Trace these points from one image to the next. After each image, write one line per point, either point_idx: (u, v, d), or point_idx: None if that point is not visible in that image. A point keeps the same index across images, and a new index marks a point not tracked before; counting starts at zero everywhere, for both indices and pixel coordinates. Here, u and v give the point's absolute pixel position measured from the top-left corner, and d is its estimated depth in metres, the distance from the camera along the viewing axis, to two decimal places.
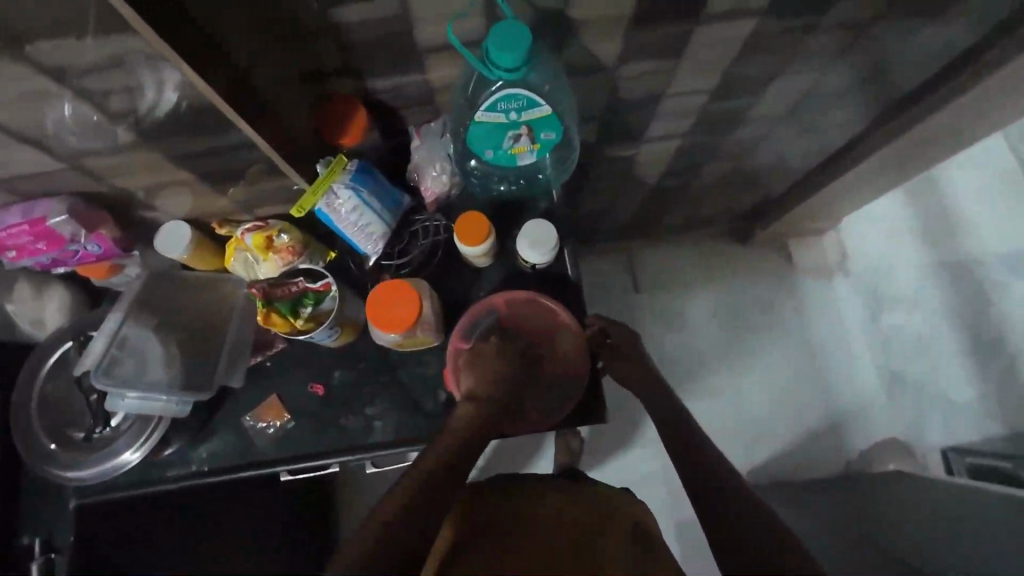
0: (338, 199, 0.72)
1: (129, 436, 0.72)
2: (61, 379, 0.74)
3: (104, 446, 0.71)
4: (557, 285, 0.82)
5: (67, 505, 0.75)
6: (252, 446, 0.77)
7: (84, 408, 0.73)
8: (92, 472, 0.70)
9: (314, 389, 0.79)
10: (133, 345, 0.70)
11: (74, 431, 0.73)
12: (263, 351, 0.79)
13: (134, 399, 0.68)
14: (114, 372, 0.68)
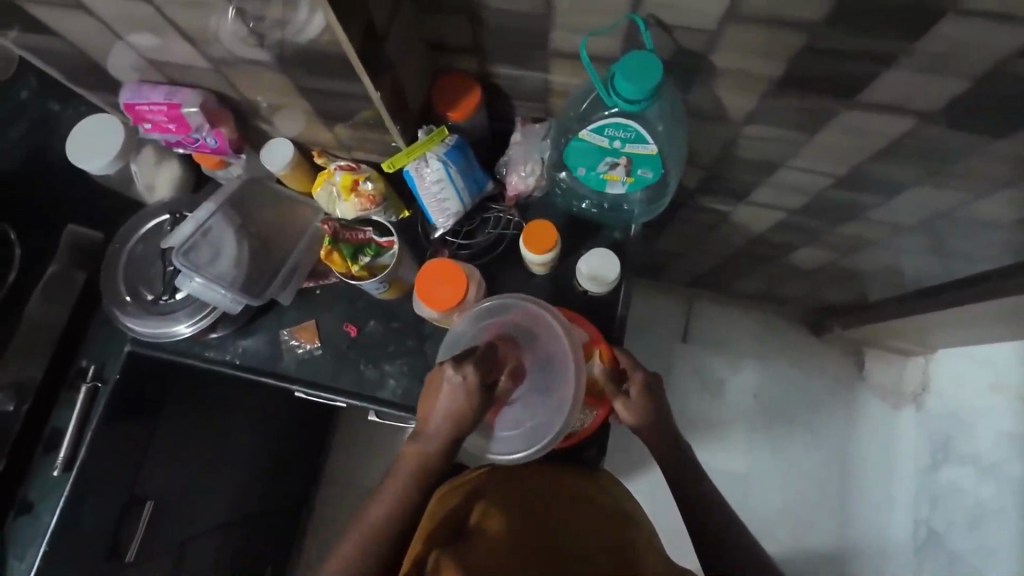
0: (427, 167, 0.75)
1: (187, 311, 0.81)
2: (149, 243, 0.84)
3: (164, 313, 0.81)
4: (602, 316, 0.81)
5: (121, 348, 0.87)
6: (279, 358, 0.84)
7: (160, 274, 0.83)
8: (147, 330, 0.81)
9: (347, 328, 0.84)
10: (213, 238, 0.78)
11: (144, 290, 0.82)
12: (317, 279, 0.85)
13: (199, 284, 0.76)
14: (191, 255, 0.75)
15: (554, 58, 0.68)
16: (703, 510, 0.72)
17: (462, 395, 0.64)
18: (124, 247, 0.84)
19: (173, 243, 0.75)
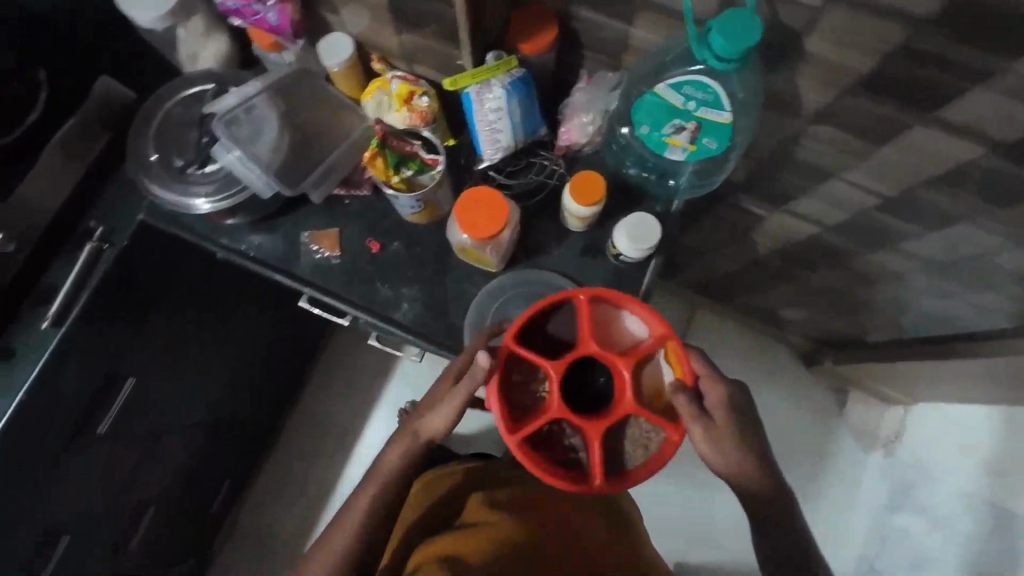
0: (489, 93, 0.72)
1: (215, 187, 0.78)
2: (187, 111, 0.81)
3: (191, 184, 0.78)
4: (627, 285, 0.80)
5: (134, 216, 0.84)
6: (296, 259, 0.82)
7: (192, 141, 0.80)
8: (165, 197, 0.78)
9: (370, 244, 0.82)
10: (256, 117, 0.74)
11: (174, 157, 0.79)
12: (348, 189, 0.82)
13: (235, 159, 0.73)
14: (232, 128, 0.72)
15: (642, 4, 0.65)
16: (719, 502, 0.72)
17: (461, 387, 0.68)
18: (161, 107, 0.80)
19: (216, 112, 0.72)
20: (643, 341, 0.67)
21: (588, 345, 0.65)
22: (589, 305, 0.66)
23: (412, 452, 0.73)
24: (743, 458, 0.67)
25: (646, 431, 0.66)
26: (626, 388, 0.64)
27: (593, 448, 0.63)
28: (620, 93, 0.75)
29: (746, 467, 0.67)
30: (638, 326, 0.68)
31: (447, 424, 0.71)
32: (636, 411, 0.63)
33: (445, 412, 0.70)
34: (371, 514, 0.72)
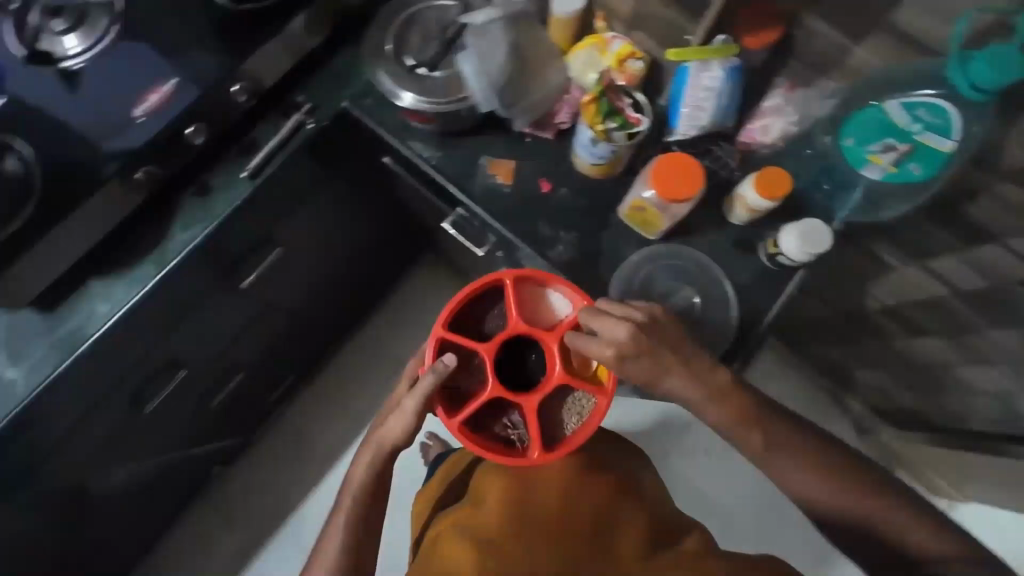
0: (707, 72, 0.77)
1: (435, 89, 0.81)
2: (427, 17, 0.85)
3: (412, 80, 0.82)
4: (770, 285, 0.83)
5: (338, 102, 0.91)
6: (471, 178, 0.89)
7: (426, 39, 0.84)
8: (381, 79, 0.82)
9: (541, 182, 0.88)
10: (496, 35, 0.79)
11: (406, 53, 0.83)
12: (536, 130, 0.89)
13: (469, 67, 0.78)
14: (476, 40, 0.78)
15: (885, 26, 0.70)
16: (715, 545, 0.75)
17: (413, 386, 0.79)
18: (410, 7, 0.85)
19: (468, 23, 0.80)
20: (567, 314, 0.81)
21: (516, 324, 0.79)
22: (514, 290, 0.80)
23: (383, 441, 0.82)
24: (693, 368, 0.74)
25: (580, 398, 0.82)
26: (555, 360, 0.78)
27: (530, 421, 0.79)
28: (834, 101, 0.79)
29: (701, 392, 0.74)
30: (564, 299, 0.81)
31: (404, 435, 0.80)
32: (565, 379, 0.78)
33: (397, 420, 0.80)
34: (358, 509, 0.84)
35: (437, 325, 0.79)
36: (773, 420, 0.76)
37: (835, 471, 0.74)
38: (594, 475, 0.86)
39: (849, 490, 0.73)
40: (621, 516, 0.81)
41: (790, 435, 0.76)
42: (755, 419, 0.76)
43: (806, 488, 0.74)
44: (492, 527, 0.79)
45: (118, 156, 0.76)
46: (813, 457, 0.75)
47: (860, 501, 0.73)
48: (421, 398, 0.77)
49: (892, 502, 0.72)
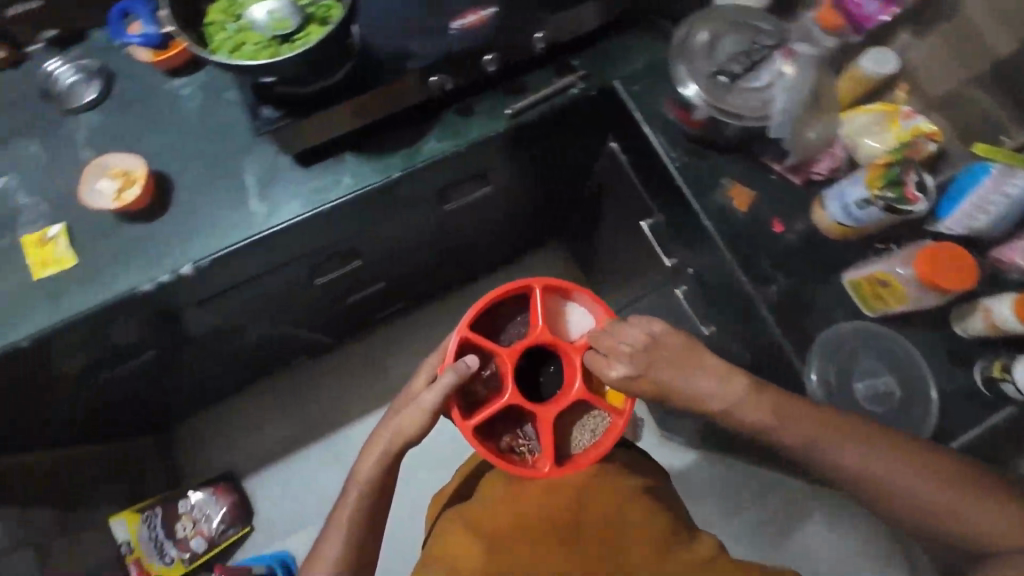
0: (1011, 181, 0.76)
1: (730, 99, 0.86)
2: (736, 29, 0.89)
3: (711, 84, 0.87)
4: (976, 408, 0.79)
5: (608, 78, 0.95)
6: (708, 191, 0.90)
7: (734, 52, 0.87)
8: (678, 70, 0.87)
9: (774, 221, 0.88)
10: (803, 78, 0.86)
11: (710, 58, 0.88)
12: (787, 171, 0.89)
13: (776, 100, 0.85)
14: (788, 77, 0.86)
15: None
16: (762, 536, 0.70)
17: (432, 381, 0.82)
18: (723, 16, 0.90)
19: (784, 60, 0.87)
20: (586, 330, 0.89)
21: (542, 333, 0.87)
22: (541, 300, 0.88)
23: (400, 431, 0.82)
24: (718, 371, 0.73)
25: (593, 418, 0.87)
26: (576, 375, 0.85)
27: (544, 431, 0.83)
28: None
29: (720, 395, 0.72)
30: (584, 318, 0.90)
31: (417, 432, 0.82)
32: (584, 395, 0.84)
33: (414, 411, 0.82)
34: (364, 499, 0.83)
35: (462, 325, 0.86)
36: (835, 420, 0.69)
37: (913, 458, 0.66)
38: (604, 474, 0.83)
39: (936, 483, 0.65)
40: (627, 517, 0.77)
41: (858, 428, 0.69)
42: (814, 420, 0.69)
43: (891, 481, 0.66)
44: (501, 526, 0.78)
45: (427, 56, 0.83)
46: (890, 448, 0.67)
47: (952, 493, 0.64)
48: (440, 394, 0.80)
49: (980, 491, 0.64)
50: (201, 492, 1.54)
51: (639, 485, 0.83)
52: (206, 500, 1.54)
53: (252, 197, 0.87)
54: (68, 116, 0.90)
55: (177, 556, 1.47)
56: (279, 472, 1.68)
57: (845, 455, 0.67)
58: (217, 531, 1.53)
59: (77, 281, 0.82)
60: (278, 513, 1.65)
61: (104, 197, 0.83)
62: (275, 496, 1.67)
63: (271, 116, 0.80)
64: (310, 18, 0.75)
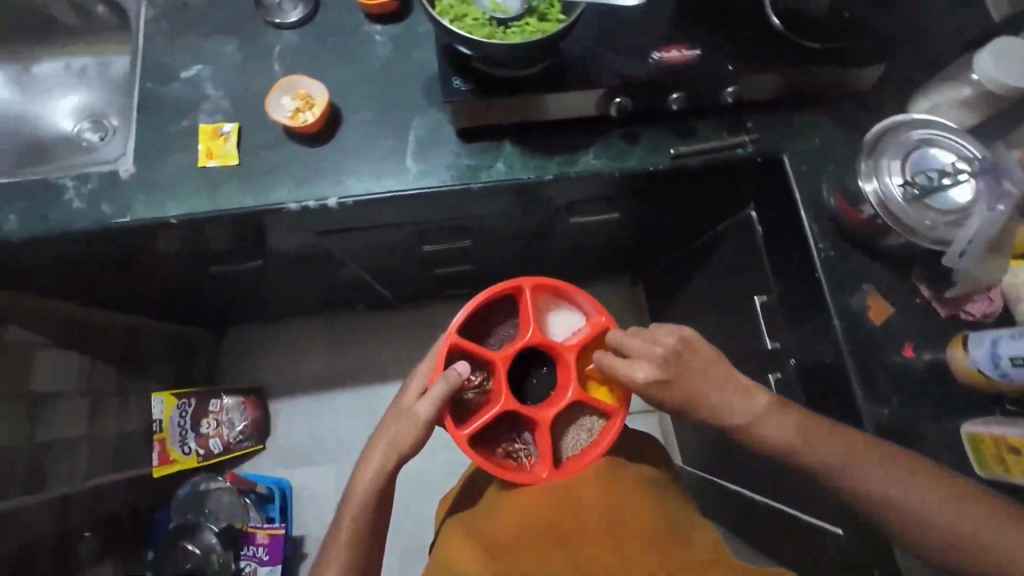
0: None
1: (910, 208, 0.81)
2: (942, 144, 0.84)
3: (895, 188, 0.83)
4: None
5: (778, 149, 0.93)
6: (846, 291, 0.87)
7: (933, 165, 0.83)
8: (863, 161, 0.85)
9: (906, 344, 0.85)
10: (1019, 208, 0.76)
11: (903, 162, 0.83)
12: (935, 298, 0.86)
13: (975, 221, 0.77)
14: (1000, 200, 0.75)
15: None
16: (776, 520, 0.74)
17: (426, 393, 0.89)
18: (934, 127, 0.85)
19: (1004, 179, 0.76)
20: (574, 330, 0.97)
21: (534, 336, 0.94)
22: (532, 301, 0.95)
23: (397, 444, 0.88)
24: (733, 381, 0.78)
25: (588, 419, 0.96)
26: (568, 381, 0.93)
27: (542, 435, 0.91)
28: None
29: (737, 406, 0.77)
30: (575, 318, 0.98)
31: (415, 442, 0.88)
32: (579, 397, 0.92)
33: (409, 424, 0.88)
34: (363, 509, 0.86)
35: (452, 331, 0.93)
36: (832, 431, 0.74)
37: (920, 476, 0.70)
38: (614, 462, 0.86)
39: (942, 499, 0.68)
40: (628, 510, 0.80)
41: (860, 443, 0.72)
42: (819, 434, 0.73)
43: (900, 495, 0.69)
44: (507, 534, 0.80)
45: (621, 79, 0.84)
46: (897, 465, 0.71)
47: (960, 510, 0.68)
48: (435, 404, 0.87)
49: (980, 503, 0.68)
50: (233, 399, 1.62)
51: (646, 480, 0.87)
52: (235, 407, 1.62)
53: (410, 155, 0.90)
54: (270, 29, 0.95)
55: (196, 449, 1.51)
56: (308, 404, 1.75)
57: (847, 467, 0.71)
58: (235, 439, 1.61)
59: (236, 183, 0.86)
60: (297, 442, 1.73)
61: (282, 112, 0.87)
62: (297, 425, 1.74)
63: (459, 87, 0.82)
64: (533, 13, 0.78)
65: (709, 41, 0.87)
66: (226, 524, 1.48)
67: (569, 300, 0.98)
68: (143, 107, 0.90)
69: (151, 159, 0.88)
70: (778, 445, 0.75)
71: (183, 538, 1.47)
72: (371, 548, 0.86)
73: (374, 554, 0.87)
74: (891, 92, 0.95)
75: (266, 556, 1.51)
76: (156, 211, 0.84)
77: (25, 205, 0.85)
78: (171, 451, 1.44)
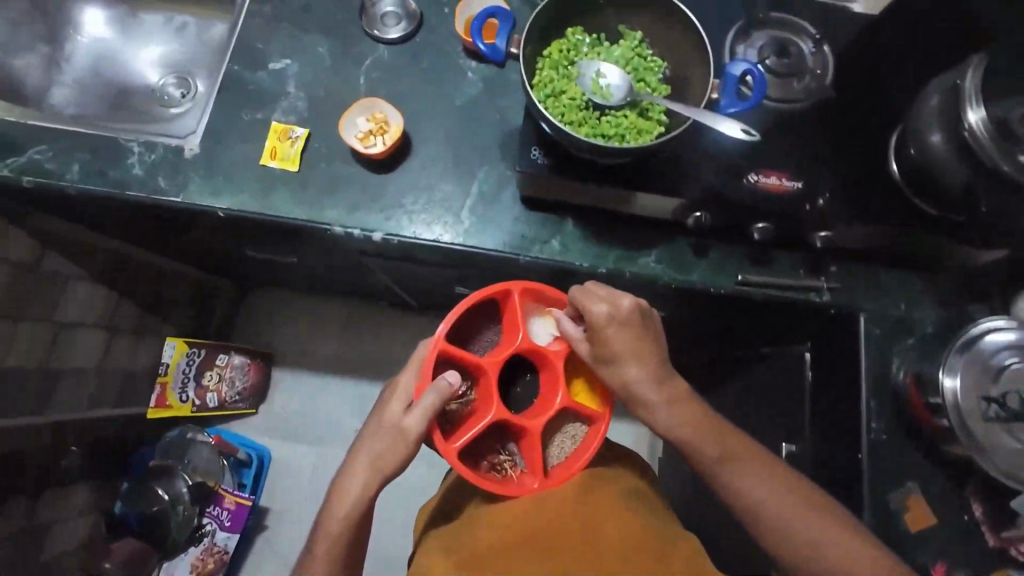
0: None
1: (988, 428, 0.72)
2: None
3: (977, 399, 0.73)
4: None
5: (857, 304, 0.84)
6: (886, 483, 0.78)
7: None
8: (952, 355, 0.75)
9: (937, 562, 0.76)
10: None
11: (997, 374, 0.73)
12: (985, 523, 0.77)
13: None
14: None
15: None
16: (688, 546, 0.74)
17: (412, 406, 0.80)
18: None
19: None
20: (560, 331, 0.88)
21: (523, 341, 0.83)
22: (522, 303, 0.84)
23: (384, 462, 0.79)
24: (650, 366, 0.75)
25: (573, 425, 0.87)
26: (556, 387, 0.84)
27: (531, 445, 0.82)
28: None
29: (639, 388, 0.75)
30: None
31: (403, 459, 0.79)
32: (568, 403, 0.83)
33: (396, 440, 0.79)
34: (342, 539, 0.78)
35: (440, 336, 0.82)
36: (716, 427, 0.76)
37: (793, 494, 0.72)
38: (591, 472, 0.80)
39: (788, 504, 0.71)
40: (606, 521, 0.74)
41: (733, 441, 0.76)
42: (701, 434, 0.75)
43: (754, 490, 0.72)
44: (481, 548, 0.73)
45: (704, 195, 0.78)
46: (756, 464, 0.74)
47: (806, 516, 0.70)
48: (423, 416, 0.78)
49: (825, 514, 0.71)
50: (242, 357, 1.59)
51: (626, 490, 0.80)
52: (239, 369, 1.59)
53: (467, 209, 0.86)
54: (368, 39, 0.92)
55: (192, 399, 1.48)
56: (310, 382, 1.72)
57: (714, 463, 0.73)
58: (230, 400, 1.57)
59: (290, 191, 0.85)
60: (291, 414, 1.70)
61: (354, 130, 0.85)
62: (297, 398, 1.71)
63: (536, 158, 0.77)
64: (629, 112, 0.72)
65: (810, 178, 0.79)
66: (198, 480, 1.48)
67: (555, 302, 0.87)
68: (223, 88, 0.89)
69: (217, 143, 0.87)
70: (669, 435, 0.75)
71: (155, 482, 1.47)
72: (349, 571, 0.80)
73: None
74: (1003, 277, 0.85)
75: (226, 523, 1.50)
76: (207, 198, 0.84)
77: (89, 157, 0.85)
78: (169, 396, 1.42)
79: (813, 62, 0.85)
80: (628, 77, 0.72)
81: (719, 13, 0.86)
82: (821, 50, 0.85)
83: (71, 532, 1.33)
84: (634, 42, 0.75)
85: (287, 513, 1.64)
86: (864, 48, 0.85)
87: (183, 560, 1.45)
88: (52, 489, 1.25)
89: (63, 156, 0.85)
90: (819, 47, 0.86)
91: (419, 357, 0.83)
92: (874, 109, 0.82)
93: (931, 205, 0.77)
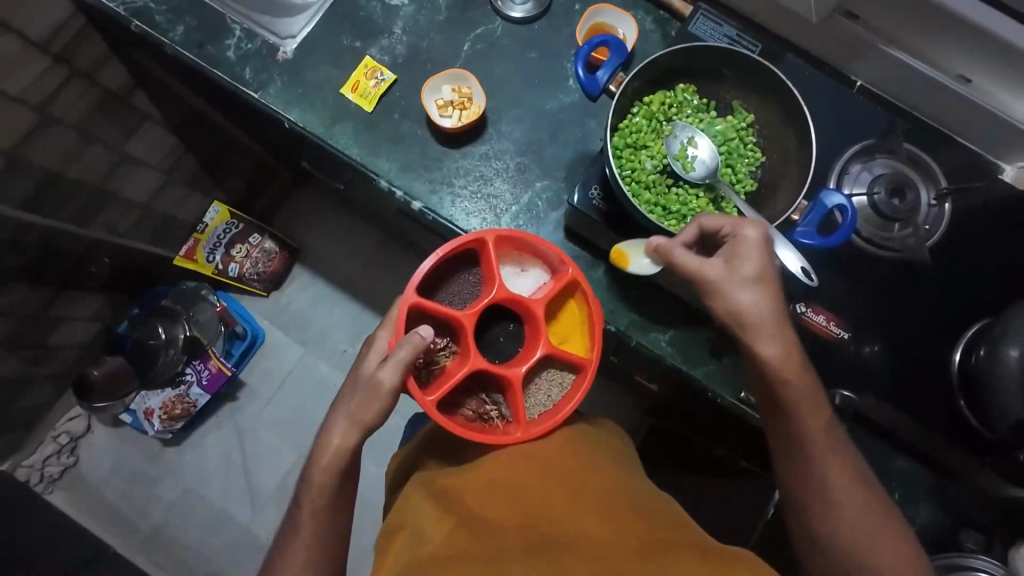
0: None
1: None
2: None
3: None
4: None
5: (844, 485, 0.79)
6: None
7: None
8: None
9: None
10: None
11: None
12: None
13: None
14: None
15: None
16: (689, 525, 0.65)
17: (387, 358, 0.73)
18: None
19: None
20: (540, 279, 0.80)
21: (500, 292, 0.77)
22: (497, 254, 0.78)
23: (354, 410, 0.73)
24: (777, 308, 0.63)
25: (558, 373, 0.80)
26: (536, 333, 0.78)
27: (512, 393, 0.77)
28: None
29: (764, 321, 0.62)
30: (540, 275, 0.80)
31: (378, 416, 0.73)
32: (549, 352, 0.76)
33: (368, 394, 0.72)
34: (343, 455, 0.72)
35: (408, 291, 0.75)
36: (810, 388, 0.65)
37: (843, 463, 0.63)
38: (582, 430, 0.75)
39: (856, 495, 0.62)
40: (601, 473, 0.68)
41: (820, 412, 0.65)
42: (808, 401, 0.64)
43: (829, 478, 0.62)
44: (467, 488, 0.68)
45: None
46: (827, 431, 0.64)
47: (865, 517, 0.61)
48: (396, 370, 0.71)
49: (862, 491, 0.62)
50: (272, 245, 1.44)
51: (616, 450, 0.75)
52: (270, 251, 1.44)
53: (511, 216, 0.84)
54: (489, 8, 0.89)
55: (217, 263, 1.38)
56: (321, 288, 1.52)
57: (796, 442, 0.64)
58: (251, 275, 1.43)
59: (354, 127, 0.85)
60: (293, 310, 1.51)
61: (435, 97, 0.85)
62: (304, 297, 1.52)
63: (593, 199, 0.74)
64: (699, 193, 0.72)
65: (853, 332, 0.74)
66: (193, 334, 1.36)
67: (532, 255, 0.80)
68: (336, 5, 0.89)
69: (310, 56, 0.88)
70: (777, 392, 0.64)
71: (158, 317, 1.37)
72: (338, 504, 0.73)
73: (329, 521, 0.72)
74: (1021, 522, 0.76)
75: (205, 382, 1.38)
76: (279, 104, 0.86)
77: (194, 25, 0.89)
78: (197, 254, 1.35)
79: (925, 215, 0.76)
80: (715, 157, 0.71)
81: (853, 120, 0.78)
82: (940, 206, 0.76)
83: (77, 330, 1.29)
84: (739, 123, 0.74)
85: (261, 407, 1.48)
86: (983, 226, 0.76)
87: (157, 395, 1.37)
88: (77, 290, 1.23)
89: (174, 14, 0.89)
90: (940, 202, 0.77)
91: (392, 315, 0.77)
92: (957, 292, 0.75)
93: (973, 415, 0.73)
